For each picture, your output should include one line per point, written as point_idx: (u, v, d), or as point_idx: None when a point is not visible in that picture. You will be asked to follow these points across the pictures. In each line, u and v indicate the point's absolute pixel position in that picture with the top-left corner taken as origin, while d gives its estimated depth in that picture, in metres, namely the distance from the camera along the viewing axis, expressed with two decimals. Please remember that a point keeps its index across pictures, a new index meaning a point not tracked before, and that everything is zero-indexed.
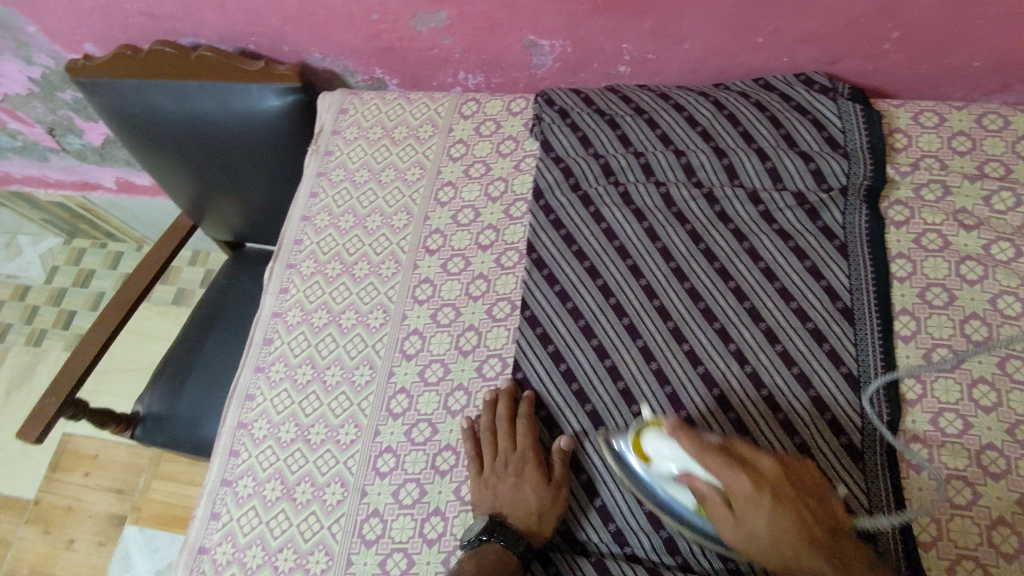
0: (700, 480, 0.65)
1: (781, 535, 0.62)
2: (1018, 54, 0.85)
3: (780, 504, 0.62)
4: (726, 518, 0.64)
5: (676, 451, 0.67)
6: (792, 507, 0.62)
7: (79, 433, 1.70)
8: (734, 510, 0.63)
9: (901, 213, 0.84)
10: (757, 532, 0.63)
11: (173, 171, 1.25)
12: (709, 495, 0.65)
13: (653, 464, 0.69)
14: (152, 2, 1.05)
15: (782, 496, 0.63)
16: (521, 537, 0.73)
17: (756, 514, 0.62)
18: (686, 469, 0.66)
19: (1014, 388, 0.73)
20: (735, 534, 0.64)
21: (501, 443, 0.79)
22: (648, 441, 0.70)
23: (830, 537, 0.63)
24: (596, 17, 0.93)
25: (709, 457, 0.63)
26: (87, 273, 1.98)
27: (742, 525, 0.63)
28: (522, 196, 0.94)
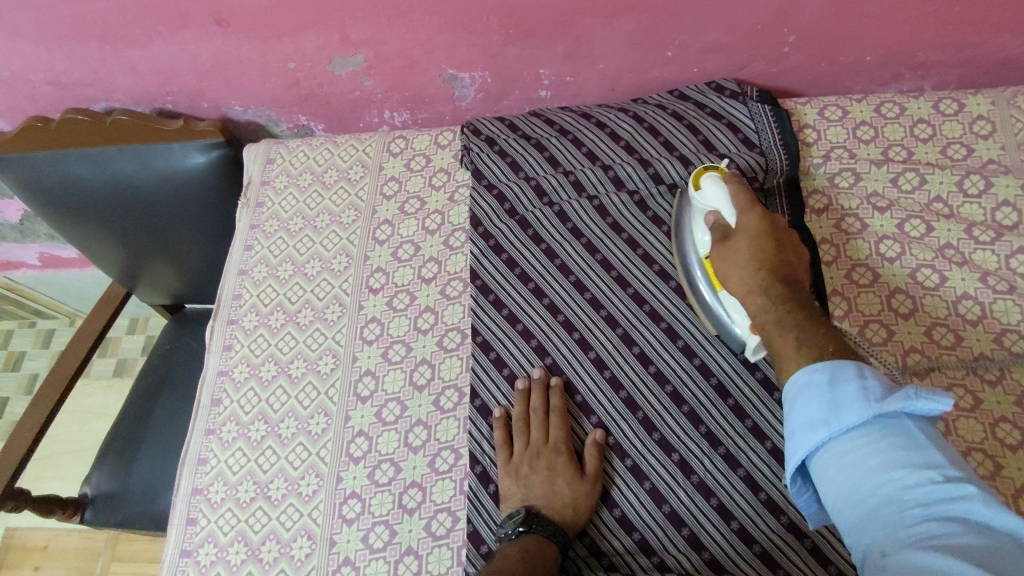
0: (724, 218, 0.76)
1: (739, 258, 0.72)
2: (903, 46, 0.92)
3: (764, 236, 0.72)
4: (723, 247, 0.74)
5: (720, 189, 0.77)
6: (751, 279, 0.70)
7: (24, 525, 1.59)
8: (731, 239, 0.74)
9: (820, 201, 0.88)
10: (741, 272, 0.72)
11: (97, 238, 1.20)
12: (722, 228, 0.75)
13: (701, 195, 0.79)
14: (58, 71, 1.02)
15: (761, 240, 0.72)
16: (557, 526, 0.73)
17: (740, 248, 0.73)
18: (718, 207, 0.77)
19: (944, 354, 0.77)
20: (721, 258, 0.74)
21: (532, 436, 0.80)
22: (705, 174, 0.79)
23: (816, 324, 0.65)
24: (510, 46, 0.95)
25: (736, 197, 0.75)
26: (17, 355, 1.87)
27: (728, 265, 0.73)
28: (460, 225, 0.95)
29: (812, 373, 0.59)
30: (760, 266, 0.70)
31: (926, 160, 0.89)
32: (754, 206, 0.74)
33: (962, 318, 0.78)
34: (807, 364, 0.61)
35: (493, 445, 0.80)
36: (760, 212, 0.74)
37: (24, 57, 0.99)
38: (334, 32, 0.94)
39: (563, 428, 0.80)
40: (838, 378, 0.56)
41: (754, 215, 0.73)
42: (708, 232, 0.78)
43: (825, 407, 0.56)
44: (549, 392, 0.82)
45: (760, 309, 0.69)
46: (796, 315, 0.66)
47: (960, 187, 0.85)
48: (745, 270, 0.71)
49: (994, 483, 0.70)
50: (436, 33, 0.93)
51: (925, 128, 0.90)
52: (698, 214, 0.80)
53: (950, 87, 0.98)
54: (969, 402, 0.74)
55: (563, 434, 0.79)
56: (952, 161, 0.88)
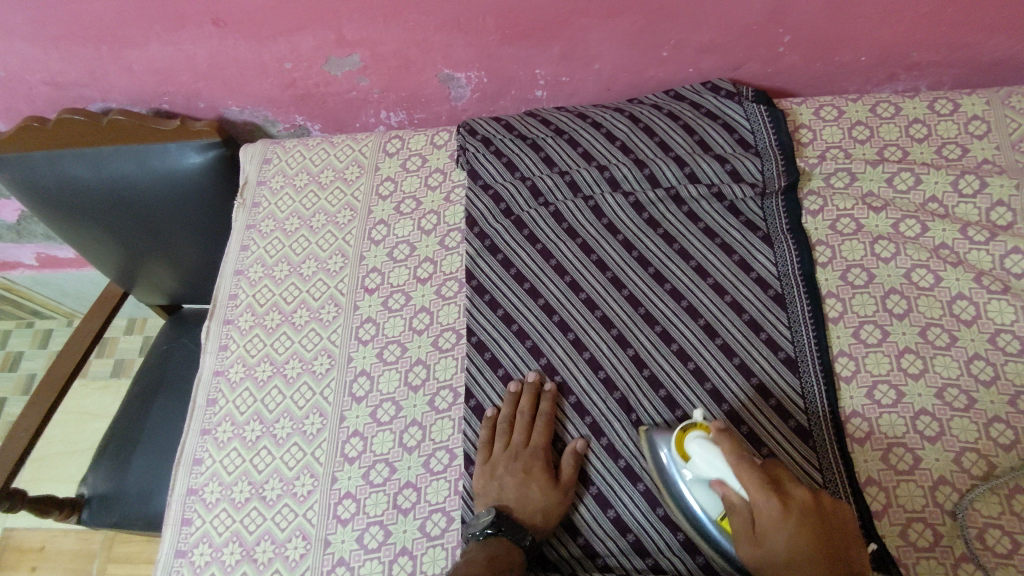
0: (732, 491, 0.65)
1: (781, 548, 0.61)
2: (899, 45, 0.92)
3: (803, 531, 0.61)
4: (751, 546, 0.63)
5: (714, 458, 0.66)
6: (764, 519, 0.62)
7: (21, 526, 1.58)
8: (757, 533, 0.63)
9: (815, 202, 0.88)
10: (772, 546, 0.61)
11: (94, 238, 1.20)
12: (739, 510, 0.64)
13: (692, 465, 0.68)
14: (55, 71, 1.02)
15: (807, 519, 0.61)
16: (523, 532, 0.74)
17: (774, 540, 0.61)
18: (720, 477, 0.65)
19: (938, 354, 0.77)
20: (752, 555, 0.63)
21: (513, 439, 0.80)
22: (689, 437, 0.69)
23: (833, 555, 0.60)
24: (505, 46, 0.95)
25: (740, 468, 0.63)
26: (15, 355, 1.86)
27: (761, 551, 0.62)
28: (456, 225, 0.95)
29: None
30: (806, 537, 0.60)
31: (921, 160, 0.89)
32: (764, 483, 0.62)
33: (957, 318, 0.78)
34: None
35: (475, 445, 0.81)
36: (781, 497, 0.62)
37: (20, 57, 1.00)
38: (330, 32, 0.94)
39: (545, 434, 0.80)
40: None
41: (776, 501, 0.61)
42: (714, 498, 0.68)
43: None
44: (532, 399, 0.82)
45: None
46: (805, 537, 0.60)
47: (955, 187, 0.85)
48: (785, 544, 0.61)
49: (988, 483, 0.70)
50: (432, 33, 0.93)
51: (921, 128, 0.90)
52: (693, 477, 0.69)
53: (945, 87, 0.98)
54: (964, 403, 0.74)
55: (544, 440, 0.80)
56: (947, 161, 0.88)
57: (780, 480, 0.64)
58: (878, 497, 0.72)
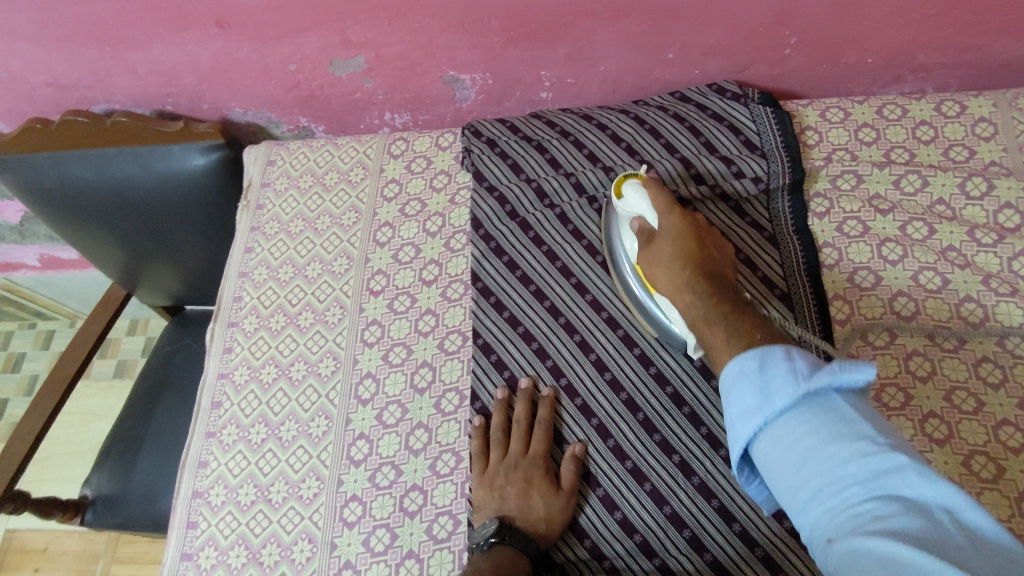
0: (648, 220, 0.75)
1: (668, 267, 0.70)
2: (905, 47, 0.92)
3: (685, 240, 0.71)
4: (647, 250, 0.74)
5: (638, 192, 0.76)
6: (666, 217, 0.73)
7: (24, 527, 1.58)
8: (655, 242, 0.73)
9: (822, 205, 0.88)
10: (663, 271, 0.71)
11: (97, 240, 1.20)
12: (645, 234, 0.75)
13: (624, 204, 0.79)
14: (58, 73, 1.02)
15: (682, 241, 0.71)
16: (528, 540, 0.73)
17: (663, 251, 0.72)
18: (641, 214, 0.76)
19: (946, 357, 0.77)
20: (648, 258, 0.73)
21: (509, 448, 0.79)
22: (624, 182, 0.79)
23: (737, 309, 0.63)
24: (510, 48, 0.95)
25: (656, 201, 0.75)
26: (18, 356, 1.86)
27: (654, 268, 0.72)
28: (461, 228, 0.95)
29: (744, 364, 0.54)
30: (686, 259, 0.70)
31: (928, 162, 0.89)
32: (670, 206, 0.73)
33: (964, 321, 0.78)
34: (734, 348, 0.58)
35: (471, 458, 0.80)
36: (681, 213, 0.73)
37: (24, 58, 0.99)
38: (334, 34, 0.94)
39: (543, 440, 0.79)
40: (768, 362, 0.53)
41: (675, 214, 0.73)
42: (636, 241, 0.78)
43: (757, 394, 0.52)
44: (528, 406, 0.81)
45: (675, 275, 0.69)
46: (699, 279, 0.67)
47: (962, 189, 0.85)
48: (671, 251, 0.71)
49: (997, 486, 0.70)
50: (437, 34, 0.93)
51: (927, 130, 0.90)
52: (625, 221, 0.81)
53: (952, 88, 0.98)
54: (972, 406, 0.74)
55: (543, 448, 0.79)
56: (954, 163, 0.88)
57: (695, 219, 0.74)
58: None
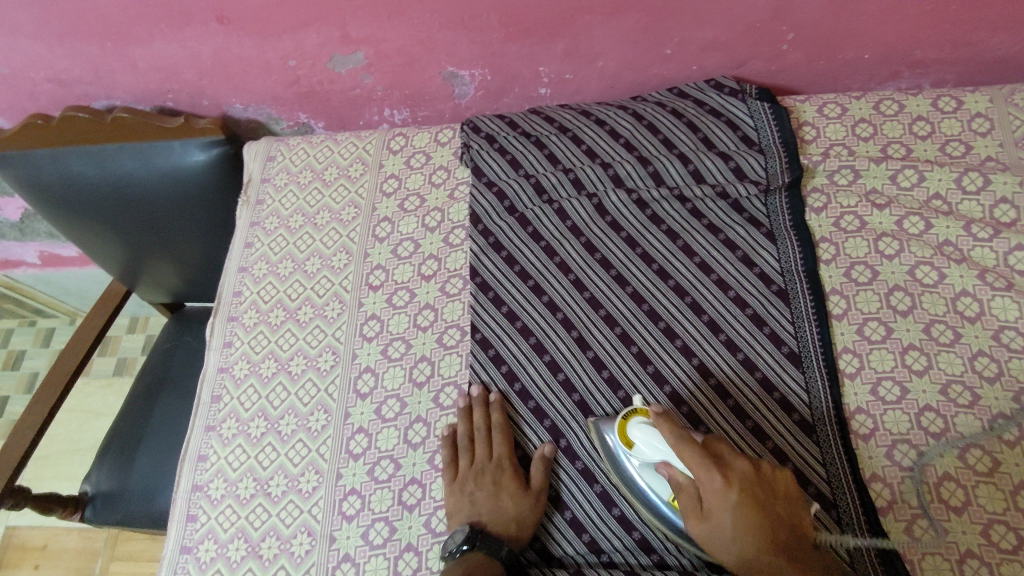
0: (678, 471, 0.67)
1: (734, 542, 0.64)
2: (902, 43, 0.92)
3: (743, 502, 0.64)
4: (699, 521, 0.66)
5: (656, 440, 0.69)
6: (711, 480, 0.64)
7: (24, 523, 1.59)
8: (706, 512, 0.65)
9: (819, 199, 0.88)
10: (724, 541, 0.64)
11: (98, 236, 1.21)
12: (687, 491, 0.67)
13: (635, 451, 0.71)
14: (59, 68, 1.02)
15: (747, 488, 0.64)
16: (500, 543, 0.73)
17: (723, 520, 0.64)
18: (664, 459, 0.68)
19: (942, 350, 0.77)
20: (705, 534, 0.66)
21: (476, 452, 0.79)
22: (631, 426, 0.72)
23: (793, 556, 0.63)
24: (509, 43, 0.95)
25: (682, 450, 0.65)
26: (17, 354, 1.87)
27: (713, 544, 0.65)
28: (460, 223, 0.96)
29: None
30: (751, 534, 0.63)
31: (924, 157, 0.89)
32: (707, 461, 0.64)
33: (961, 315, 0.79)
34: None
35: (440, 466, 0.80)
36: (726, 474, 0.64)
37: (24, 54, 1.00)
38: (334, 30, 0.94)
39: (505, 443, 0.80)
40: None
41: (720, 476, 0.64)
42: (661, 480, 0.70)
43: None
44: (492, 409, 0.82)
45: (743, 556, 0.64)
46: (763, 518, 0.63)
47: (959, 184, 0.85)
48: (731, 522, 0.64)
49: (992, 479, 0.70)
50: (437, 30, 0.94)
51: (924, 125, 0.90)
52: (644, 466, 0.72)
53: (949, 84, 0.99)
54: (968, 399, 0.74)
55: (506, 451, 0.80)
56: (951, 158, 0.88)
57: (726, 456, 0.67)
58: (882, 493, 0.72)
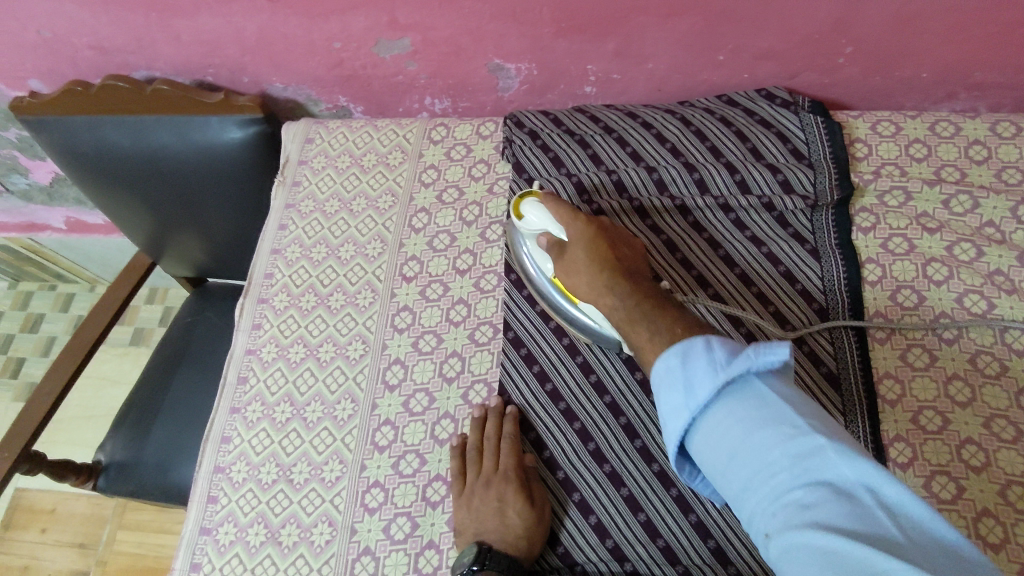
0: (552, 234, 0.77)
1: (583, 260, 0.72)
2: (963, 64, 0.90)
3: (595, 236, 0.73)
4: (561, 258, 0.76)
5: (540, 210, 0.78)
6: (574, 227, 0.74)
7: (34, 487, 1.59)
8: (566, 252, 0.75)
9: (867, 220, 0.86)
10: (580, 276, 0.73)
11: (129, 206, 1.20)
12: (555, 245, 0.77)
13: (525, 221, 0.80)
14: (102, 36, 1.01)
15: (595, 243, 0.72)
16: (511, 561, 0.71)
17: (579, 256, 0.73)
18: (545, 227, 0.78)
19: (987, 383, 0.75)
20: (565, 271, 0.75)
21: (484, 464, 0.77)
22: (524, 200, 0.80)
23: (661, 307, 0.66)
24: (560, 39, 0.93)
25: (558, 215, 0.76)
26: (36, 317, 1.88)
27: (570, 267, 0.74)
28: (497, 218, 0.94)
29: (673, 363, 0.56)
30: (601, 264, 0.72)
31: (979, 183, 0.87)
32: (571, 214, 0.75)
33: (1008, 347, 0.77)
34: (661, 352, 0.60)
35: (449, 480, 0.79)
36: (588, 221, 0.74)
37: (69, 20, 0.99)
38: (383, 14, 0.93)
39: (513, 453, 0.78)
40: (688, 354, 0.56)
41: (580, 222, 0.74)
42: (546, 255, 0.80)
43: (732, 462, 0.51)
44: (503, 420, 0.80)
45: (591, 290, 0.72)
46: (621, 290, 0.69)
47: (1014, 213, 0.83)
48: (585, 259, 0.72)
49: None
50: (487, 21, 0.92)
51: (980, 150, 0.88)
52: (527, 233, 0.81)
53: (1006, 109, 0.96)
54: (1012, 434, 0.73)
55: (513, 461, 0.77)
56: (1007, 186, 0.86)
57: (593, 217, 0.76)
58: None
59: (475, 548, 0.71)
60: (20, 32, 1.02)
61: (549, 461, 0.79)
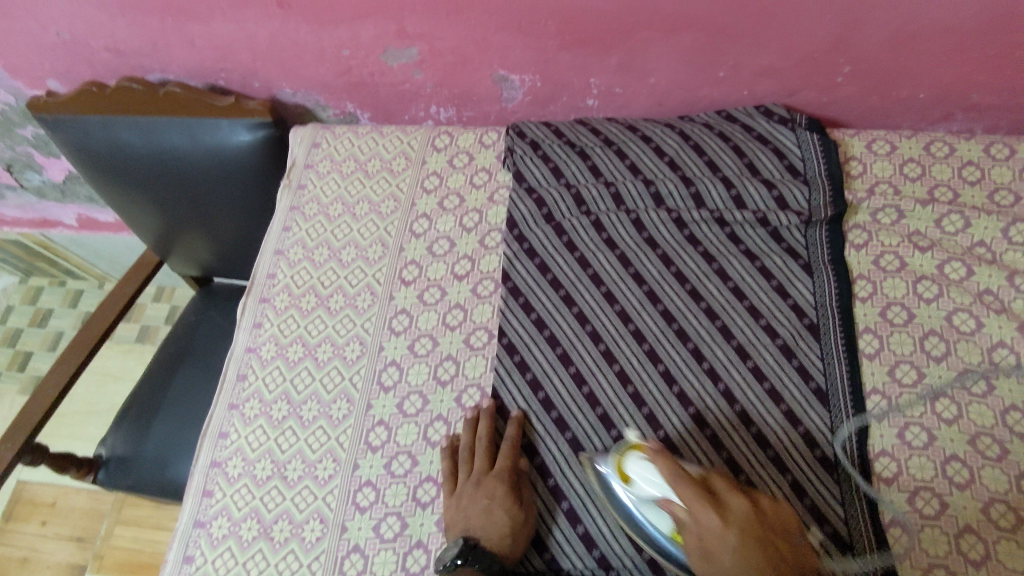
0: (672, 506, 0.67)
1: (729, 551, 0.62)
2: (959, 86, 0.91)
3: (745, 540, 0.63)
4: (697, 550, 0.64)
5: (651, 473, 0.69)
6: (706, 516, 0.64)
7: (35, 479, 1.61)
8: (709, 558, 0.63)
9: (860, 236, 0.88)
10: (721, 561, 0.63)
11: (138, 205, 1.23)
12: (682, 522, 0.66)
13: (637, 488, 0.71)
14: (119, 39, 1.04)
15: (747, 534, 0.63)
16: (494, 560, 0.72)
17: (725, 560, 0.63)
18: (663, 496, 0.68)
19: (973, 400, 0.76)
20: (699, 556, 0.64)
21: (475, 464, 0.78)
22: (628, 463, 0.72)
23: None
24: (563, 52, 0.96)
25: (678, 479, 0.66)
26: (44, 312, 1.91)
27: (705, 542, 0.64)
28: (496, 226, 0.96)
29: None
30: (757, 573, 0.61)
31: (972, 203, 0.88)
32: (701, 497, 0.65)
33: (996, 366, 0.78)
34: None
35: (440, 478, 0.80)
36: (722, 513, 0.64)
37: (88, 22, 1.02)
38: (391, 23, 0.95)
39: (506, 456, 0.79)
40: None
41: (715, 512, 0.64)
42: (665, 516, 0.69)
43: None
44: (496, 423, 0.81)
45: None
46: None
47: (1005, 233, 0.84)
48: (732, 562, 0.62)
49: (1014, 536, 0.69)
50: (492, 33, 0.94)
51: (974, 170, 0.89)
52: (642, 502, 0.71)
53: (1001, 131, 0.97)
54: (997, 452, 0.73)
55: (506, 464, 0.78)
56: (999, 207, 0.87)
57: (719, 494, 0.67)
58: (901, 538, 0.71)
59: (460, 544, 0.73)
60: (41, 33, 1.05)
61: (540, 466, 0.80)
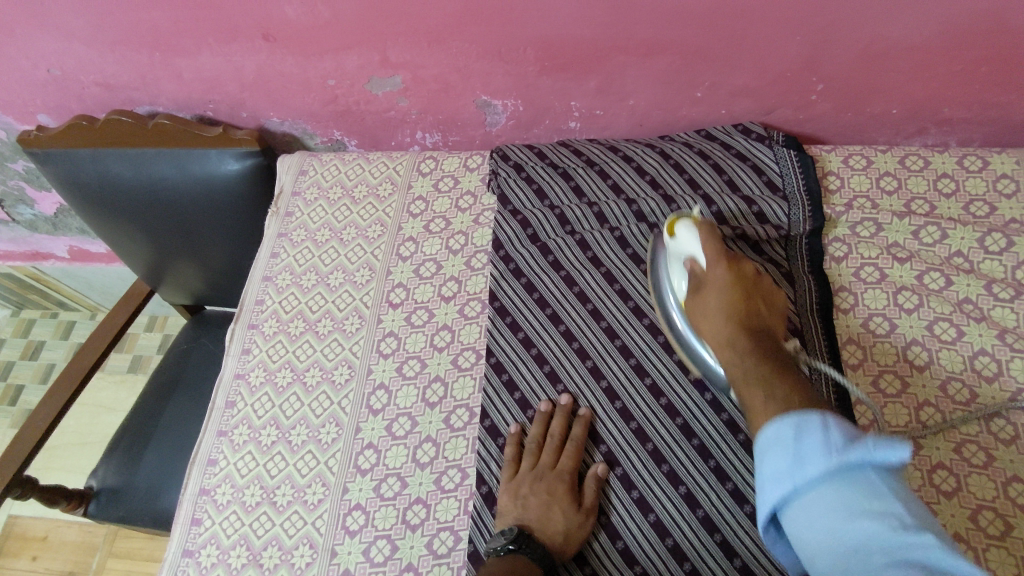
0: (697, 264, 0.75)
1: (725, 333, 0.69)
2: (930, 101, 0.93)
3: (734, 289, 0.71)
4: (694, 298, 0.74)
5: (690, 234, 0.76)
6: (716, 269, 0.73)
7: (26, 514, 1.60)
8: (702, 291, 0.74)
9: (839, 249, 0.89)
10: (714, 326, 0.71)
11: (129, 236, 1.24)
12: (696, 279, 0.75)
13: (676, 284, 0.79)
14: (108, 74, 1.06)
15: (726, 291, 0.71)
16: (545, 552, 0.72)
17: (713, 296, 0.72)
18: (692, 254, 0.76)
19: (957, 408, 0.77)
20: (697, 311, 0.74)
21: (542, 458, 0.80)
22: (678, 224, 0.79)
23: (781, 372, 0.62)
24: (544, 77, 0.98)
25: (709, 246, 0.74)
26: (37, 345, 1.91)
27: (703, 314, 0.73)
28: (482, 247, 0.97)
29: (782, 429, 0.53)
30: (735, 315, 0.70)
31: (948, 215, 0.89)
32: (719, 255, 0.73)
33: (978, 374, 0.78)
34: (772, 416, 0.56)
35: (501, 465, 0.81)
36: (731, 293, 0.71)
37: (77, 59, 1.04)
38: (375, 53, 0.97)
39: (573, 456, 0.80)
40: (804, 430, 0.51)
41: (723, 264, 0.73)
42: (684, 277, 0.77)
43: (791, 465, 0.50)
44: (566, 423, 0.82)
45: (726, 334, 0.69)
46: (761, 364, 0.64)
47: (981, 243, 0.85)
48: (717, 304, 0.71)
49: (1004, 544, 0.70)
50: (474, 60, 0.96)
51: (949, 182, 0.91)
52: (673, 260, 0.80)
53: (975, 144, 0.99)
54: (982, 460, 0.74)
55: (572, 464, 0.79)
56: (974, 218, 0.88)
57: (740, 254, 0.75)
58: None
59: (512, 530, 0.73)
60: (31, 70, 1.07)
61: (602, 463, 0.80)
